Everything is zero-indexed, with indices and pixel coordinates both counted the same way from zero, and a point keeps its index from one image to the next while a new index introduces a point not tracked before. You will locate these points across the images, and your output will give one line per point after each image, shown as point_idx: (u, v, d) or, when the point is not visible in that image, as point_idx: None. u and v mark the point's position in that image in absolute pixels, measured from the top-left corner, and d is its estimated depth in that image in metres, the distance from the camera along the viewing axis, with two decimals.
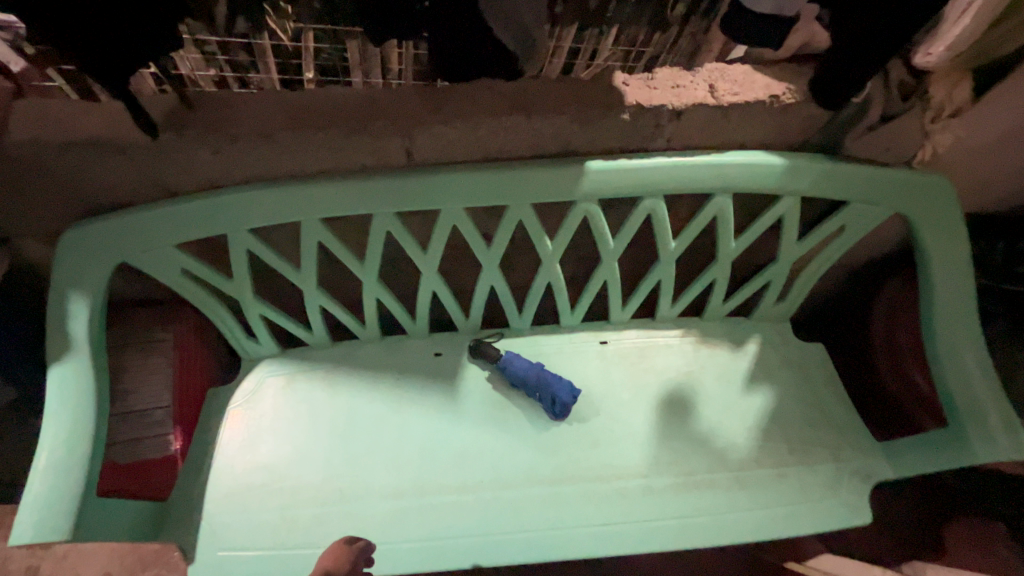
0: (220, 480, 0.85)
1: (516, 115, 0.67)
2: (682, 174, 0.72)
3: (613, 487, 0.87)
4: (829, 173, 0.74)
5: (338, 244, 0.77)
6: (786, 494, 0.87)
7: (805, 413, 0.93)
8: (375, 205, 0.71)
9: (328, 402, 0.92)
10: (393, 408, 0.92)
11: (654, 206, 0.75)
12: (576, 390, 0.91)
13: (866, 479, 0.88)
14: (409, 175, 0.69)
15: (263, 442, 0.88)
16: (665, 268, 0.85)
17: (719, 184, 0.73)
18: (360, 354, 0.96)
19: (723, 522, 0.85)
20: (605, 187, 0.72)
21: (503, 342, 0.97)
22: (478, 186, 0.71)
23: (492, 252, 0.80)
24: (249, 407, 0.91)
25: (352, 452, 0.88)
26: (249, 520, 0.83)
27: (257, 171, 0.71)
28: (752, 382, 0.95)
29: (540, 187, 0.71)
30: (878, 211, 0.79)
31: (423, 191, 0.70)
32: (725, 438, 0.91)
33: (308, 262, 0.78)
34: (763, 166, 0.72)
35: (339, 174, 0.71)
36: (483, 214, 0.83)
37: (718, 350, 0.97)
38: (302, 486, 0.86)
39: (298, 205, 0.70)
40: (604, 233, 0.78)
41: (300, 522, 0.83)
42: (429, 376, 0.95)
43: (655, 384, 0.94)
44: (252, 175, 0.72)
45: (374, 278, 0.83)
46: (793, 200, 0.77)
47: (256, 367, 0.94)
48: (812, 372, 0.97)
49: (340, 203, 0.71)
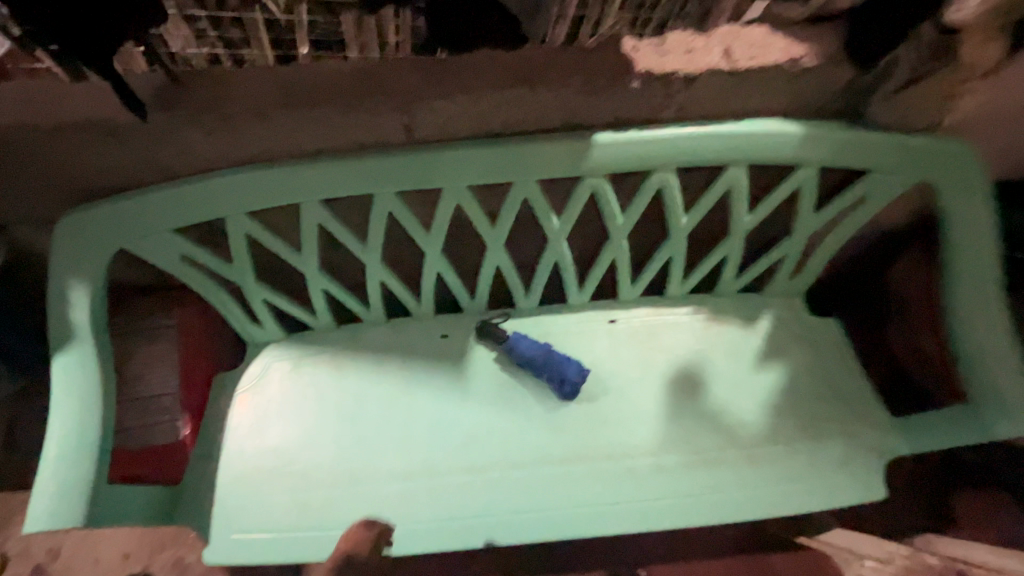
0: (233, 462, 0.88)
1: (521, 87, 0.64)
2: (694, 145, 0.68)
3: (622, 466, 0.86)
4: (850, 140, 0.68)
5: (339, 226, 0.74)
6: (799, 471, 0.86)
7: (820, 392, 0.91)
8: (377, 185, 0.69)
9: (335, 386, 0.93)
10: (401, 391, 0.92)
11: (665, 180, 0.71)
12: (585, 369, 0.90)
13: (880, 455, 0.87)
14: (411, 154, 0.67)
15: (273, 427, 0.90)
16: (676, 244, 0.82)
17: (734, 155, 0.69)
18: (368, 337, 0.96)
19: (734, 499, 0.85)
20: (612, 160, 0.68)
21: (510, 323, 0.96)
22: (480, 161, 0.68)
23: (497, 232, 0.78)
24: (255, 391, 0.92)
25: (361, 435, 0.89)
26: (262, 504, 0.86)
27: (254, 152, 0.69)
28: (764, 359, 0.93)
29: (545, 163, 0.68)
30: (900, 179, 0.74)
31: (424, 169, 0.68)
32: (736, 416, 0.89)
33: (308, 245, 0.76)
34: (779, 135, 0.68)
35: (336, 155, 0.69)
36: (486, 191, 0.79)
37: (729, 327, 0.95)
38: (313, 468, 0.88)
39: (300, 186, 0.68)
40: (612, 209, 0.75)
41: (311, 505, 0.85)
42: (437, 358, 0.94)
43: (664, 362, 0.93)
44: (249, 156, 0.70)
45: (376, 260, 0.81)
46: (813, 170, 0.71)
47: (262, 352, 0.95)
48: (829, 349, 0.94)
49: (336, 183, 0.68)
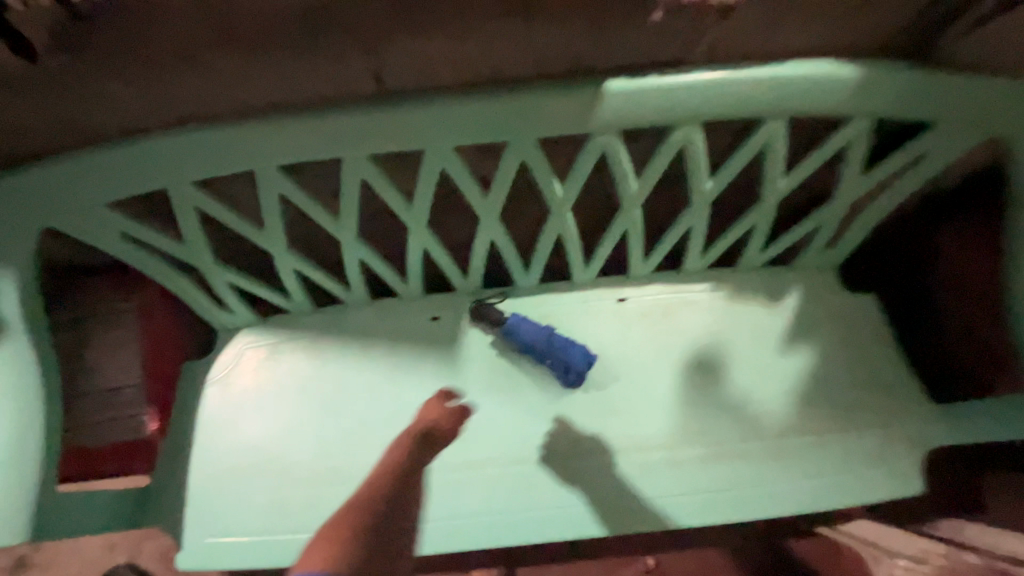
0: (206, 460, 0.80)
1: (515, 20, 0.51)
2: (725, 95, 0.56)
3: (633, 461, 0.79)
4: (915, 86, 0.56)
5: (304, 198, 0.63)
6: (827, 465, 0.78)
7: (853, 377, 0.82)
8: (343, 148, 0.57)
9: (316, 374, 0.84)
10: (389, 380, 0.84)
11: (689, 137, 0.60)
12: (592, 355, 0.81)
13: (919, 446, 0.78)
14: (383, 110, 0.55)
15: (249, 421, 0.82)
16: (697, 213, 0.71)
17: (773, 106, 0.57)
18: (350, 321, 0.86)
19: (755, 496, 0.77)
20: (626, 114, 0.57)
21: (508, 303, 0.86)
22: (467, 118, 0.56)
23: (491, 201, 0.67)
24: (227, 382, 0.84)
25: (345, 429, 0.82)
26: (239, 505, 0.79)
27: (191, 108, 0.56)
28: (791, 341, 0.84)
29: (546, 119, 0.57)
30: (969, 135, 0.61)
31: (400, 128, 0.56)
32: (759, 404, 0.81)
33: (271, 220, 0.65)
34: (830, 81, 0.55)
35: (291, 111, 0.56)
36: (476, 153, 0.67)
37: (752, 304, 0.85)
38: (294, 465, 0.80)
39: (251, 149, 0.57)
40: (625, 174, 0.64)
41: (292, 506, 0.78)
42: (428, 343, 0.85)
43: (678, 345, 0.84)
44: (186, 114, 0.56)
45: (352, 236, 0.70)
46: (866, 124, 0.60)
47: (234, 338, 0.85)
48: (864, 329, 0.84)
49: (296, 146, 0.57)
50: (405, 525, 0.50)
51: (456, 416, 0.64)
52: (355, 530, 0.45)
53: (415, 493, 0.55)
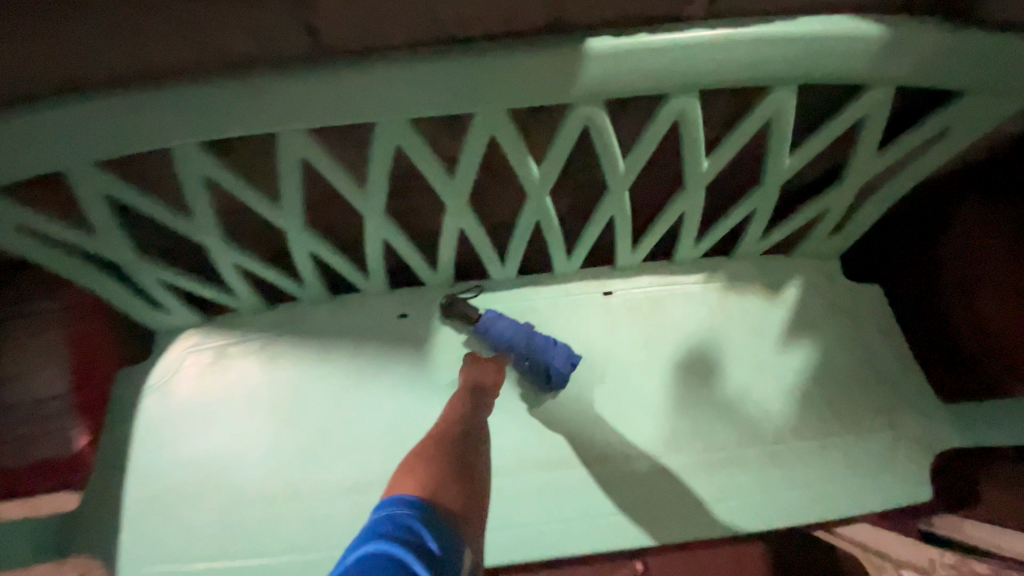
0: (145, 478, 0.72)
1: None
2: (730, 56, 0.48)
3: (621, 470, 0.72)
4: (946, 49, 0.48)
5: (237, 181, 0.54)
6: (829, 470, 0.72)
7: (856, 375, 0.76)
8: (274, 121, 0.48)
9: (269, 380, 0.75)
10: (351, 385, 0.75)
11: (686, 108, 0.52)
12: (575, 356, 0.73)
13: (926, 449, 0.73)
14: (319, 75, 0.45)
15: (193, 433, 0.73)
16: (692, 198, 0.63)
17: (784, 71, 0.49)
18: (307, 320, 0.77)
19: (754, 506, 0.71)
20: (614, 80, 0.48)
21: (483, 298, 0.78)
22: (424, 84, 0.47)
23: (458, 186, 0.58)
24: (168, 390, 0.74)
25: (302, 440, 0.73)
26: (181, 528, 0.70)
27: (72, 69, 0.45)
28: (791, 336, 0.77)
29: (519, 84, 0.48)
30: (1000, 106, 0.54)
31: (343, 96, 0.47)
32: (757, 405, 0.74)
33: (199, 207, 0.56)
34: (852, 41, 0.47)
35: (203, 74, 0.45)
36: (441, 129, 0.58)
37: (749, 297, 0.78)
38: (244, 482, 0.72)
39: (159, 123, 0.47)
40: (612, 151, 0.56)
41: (242, 528, 0.70)
42: (394, 343, 0.77)
43: (669, 342, 0.76)
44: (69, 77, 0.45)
45: (299, 226, 0.61)
46: (887, 92, 0.52)
47: (175, 341, 0.76)
48: (869, 322, 0.78)
49: (217, 118, 0.47)
50: (479, 453, 0.64)
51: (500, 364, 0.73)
52: (444, 457, 0.61)
53: (479, 448, 0.64)
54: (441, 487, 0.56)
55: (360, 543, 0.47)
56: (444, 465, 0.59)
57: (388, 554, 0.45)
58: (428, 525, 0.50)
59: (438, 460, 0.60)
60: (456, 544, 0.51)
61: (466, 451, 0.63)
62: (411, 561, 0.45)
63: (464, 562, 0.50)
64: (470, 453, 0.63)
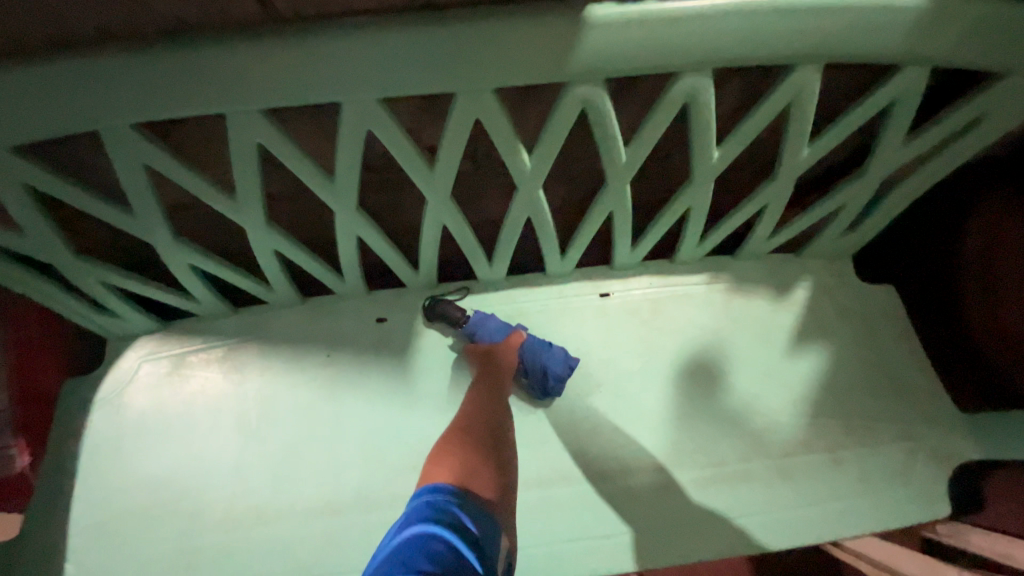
0: (92, 500, 0.65)
1: None
2: (751, 28, 0.41)
3: (620, 488, 0.66)
4: (989, 21, 0.43)
5: (183, 172, 0.47)
6: (843, 486, 0.67)
7: (870, 382, 0.71)
8: (223, 99, 0.41)
9: (233, 392, 0.68)
10: (325, 397, 0.69)
11: (697, 88, 0.46)
12: (572, 359, 0.68)
13: (944, 461, 0.68)
14: (273, 43, 0.39)
15: (146, 452, 0.66)
16: (699, 192, 0.57)
17: (808, 46, 0.43)
18: (276, 325, 0.70)
19: (767, 525, 0.65)
20: (618, 53, 0.42)
21: (470, 300, 0.71)
22: (395, 57, 0.40)
23: (439, 177, 0.52)
24: (120, 403, 0.67)
25: (270, 458, 0.67)
26: (132, 558, 0.63)
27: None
28: (801, 341, 0.72)
29: (506, 58, 0.41)
30: None
31: (295, 69, 0.40)
32: (765, 416, 0.69)
33: (141, 200, 0.49)
34: (888, 11, 0.41)
35: (133, 41, 0.38)
36: (419, 114, 0.51)
37: (756, 299, 0.73)
38: (205, 505, 0.65)
39: (82, 100, 0.40)
40: (613, 137, 0.49)
41: (201, 557, 0.63)
42: (373, 350, 0.70)
43: (672, 348, 0.71)
44: None
45: (259, 222, 0.54)
46: (920, 73, 0.46)
47: (128, 349, 0.68)
48: (883, 325, 0.73)
49: (153, 96, 0.40)
50: (509, 459, 0.61)
51: (514, 353, 0.67)
52: (477, 457, 0.58)
53: (506, 439, 0.62)
54: (474, 474, 0.55)
55: (404, 526, 0.48)
56: (476, 469, 0.56)
57: (437, 539, 0.45)
58: (467, 508, 0.50)
59: (471, 461, 0.57)
60: (492, 532, 0.50)
61: (495, 455, 0.59)
62: (461, 546, 0.45)
63: (501, 550, 0.50)
64: (499, 446, 0.61)
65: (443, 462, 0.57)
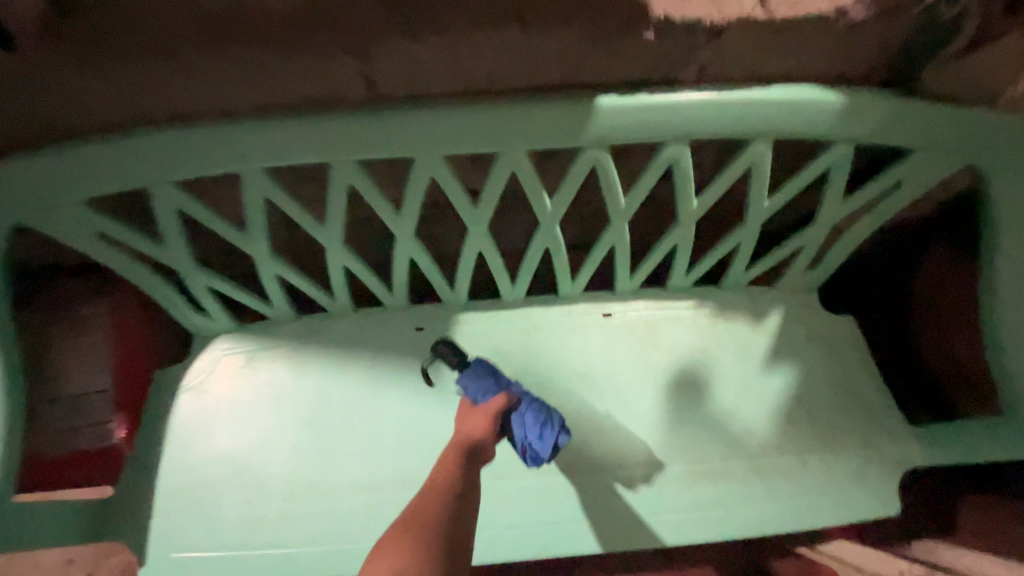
0: (176, 469, 0.78)
1: (511, 27, 0.50)
2: (714, 115, 0.57)
3: (616, 478, 0.78)
4: (895, 114, 0.58)
5: (291, 205, 0.62)
6: (807, 484, 0.79)
7: (834, 397, 0.83)
8: (331, 153, 0.56)
9: (294, 384, 0.82)
10: (370, 392, 0.82)
11: (679, 154, 0.61)
12: (559, 438, 0.74)
13: (898, 467, 0.79)
14: (374, 117, 0.54)
15: (220, 432, 0.79)
16: (684, 232, 0.72)
17: (759, 128, 0.58)
18: (332, 330, 0.84)
19: (741, 515, 0.77)
20: (618, 130, 0.57)
21: (493, 315, 0.85)
22: (458, 129, 0.56)
23: (480, 213, 0.67)
24: (201, 390, 0.81)
25: (324, 440, 0.80)
26: (207, 520, 0.76)
27: (172, 104, 0.54)
28: (774, 361, 0.84)
29: (537, 131, 0.57)
30: (944, 164, 0.63)
31: (385, 135, 0.56)
32: (742, 422, 0.81)
33: (255, 224, 0.64)
34: (816, 107, 0.57)
35: (274, 114, 0.55)
36: (467, 164, 0.67)
37: (736, 323, 0.86)
38: (268, 478, 0.78)
39: (233, 153, 0.56)
40: (615, 188, 0.64)
41: (265, 521, 0.76)
42: (412, 354, 0.84)
43: (664, 362, 0.84)
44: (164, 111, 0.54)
45: (337, 243, 0.69)
46: (847, 149, 0.61)
47: (211, 343, 0.82)
48: (846, 350, 0.86)
49: (284, 151, 0.56)
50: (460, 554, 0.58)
51: (489, 423, 0.71)
52: (422, 546, 0.56)
53: (465, 520, 0.62)
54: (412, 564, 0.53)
55: None
56: (415, 561, 0.53)
57: None
58: None
59: (414, 553, 0.54)
60: None
61: (443, 550, 0.56)
62: None
63: None
64: (456, 529, 0.60)
65: (385, 557, 0.54)
